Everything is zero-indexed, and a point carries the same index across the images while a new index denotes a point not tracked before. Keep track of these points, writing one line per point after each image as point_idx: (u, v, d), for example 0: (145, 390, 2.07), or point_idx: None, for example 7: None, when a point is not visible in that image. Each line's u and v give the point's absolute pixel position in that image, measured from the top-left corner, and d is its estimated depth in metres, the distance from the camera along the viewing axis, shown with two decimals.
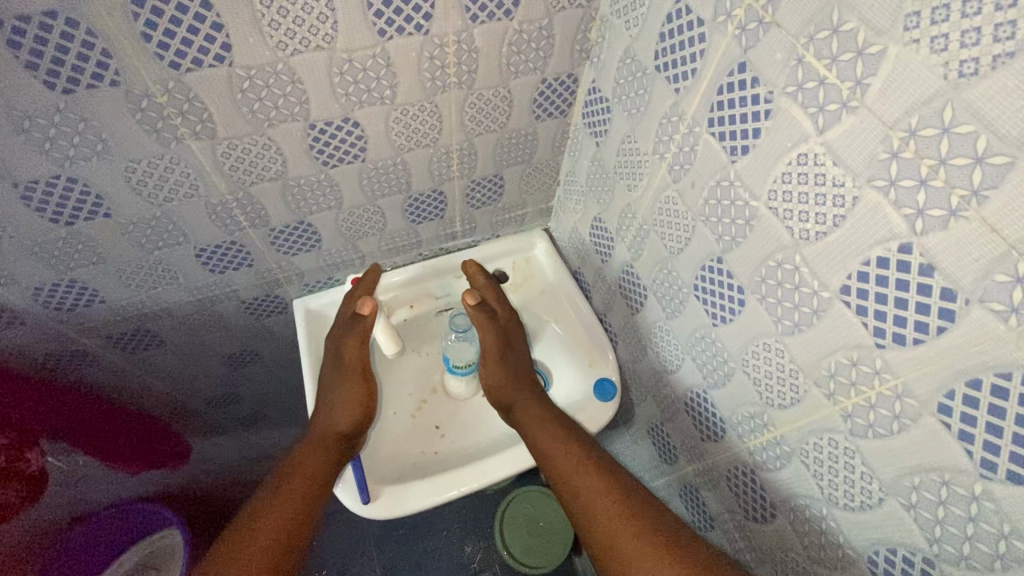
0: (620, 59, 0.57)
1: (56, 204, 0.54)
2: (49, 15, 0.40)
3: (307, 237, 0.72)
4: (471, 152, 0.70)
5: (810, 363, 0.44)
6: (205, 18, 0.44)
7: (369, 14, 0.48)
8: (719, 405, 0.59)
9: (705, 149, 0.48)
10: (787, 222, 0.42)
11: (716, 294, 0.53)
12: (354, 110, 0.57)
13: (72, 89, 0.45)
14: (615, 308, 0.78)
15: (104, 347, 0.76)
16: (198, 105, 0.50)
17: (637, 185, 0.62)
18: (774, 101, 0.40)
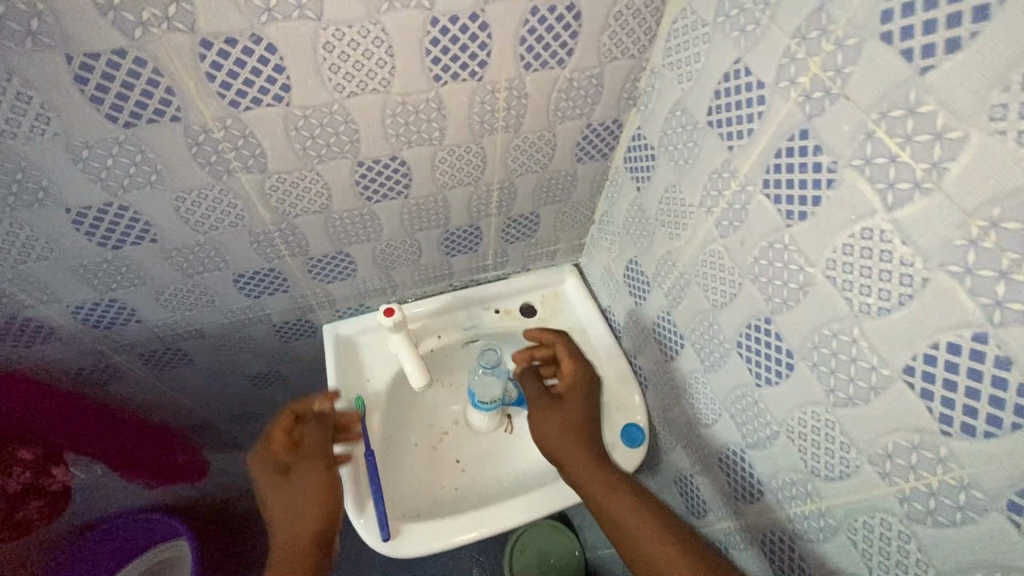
0: (669, 110, 0.57)
1: (106, 230, 0.55)
2: (118, 54, 0.40)
3: (343, 266, 0.72)
4: (511, 191, 0.70)
5: (864, 439, 0.42)
6: (269, 61, 0.44)
7: (427, 60, 0.49)
8: (756, 466, 0.57)
9: (757, 209, 0.48)
10: (846, 293, 0.41)
11: (762, 355, 0.52)
12: (402, 149, 0.57)
13: (132, 122, 0.45)
14: (647, 353, 0.77)
15: (135, 363, 0.76)
16: (252, 141, 0.50)
17: (679, 235, 0.61)
18: (837, 172, 0.39)
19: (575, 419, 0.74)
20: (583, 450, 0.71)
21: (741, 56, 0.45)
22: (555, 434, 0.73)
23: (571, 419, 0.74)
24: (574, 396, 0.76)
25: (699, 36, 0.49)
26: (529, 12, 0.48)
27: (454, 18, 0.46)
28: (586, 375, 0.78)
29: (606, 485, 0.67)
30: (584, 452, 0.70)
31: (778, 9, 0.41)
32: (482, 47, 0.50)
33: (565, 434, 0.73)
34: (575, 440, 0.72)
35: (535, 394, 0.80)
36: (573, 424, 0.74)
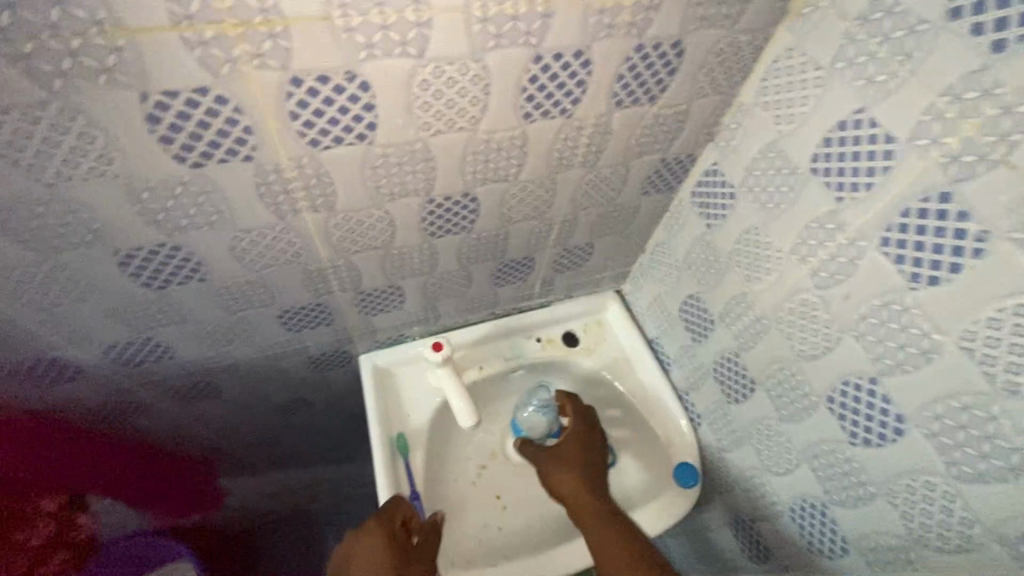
0: (759, 151, 0.54)
1: (153, 271, 0.50)
2: (200, 92, 0.36)
3: (392, 299, 0.68)
4: (573, 224, 0.67)
5: (995, 519, 0.40)
6: (359, 99, 0.40)
7: (521, 97, 0.45)
8: (840, 524, 0.55)
9: (871, 266, 0.45)
10: (986, 369, 0.38)
11: (860, 415, 0.50)
12: (476, 185, 0.53)
13: (201, 162, 0.41)
14: (704, 391, 0.74)
15: (161, 399, 0.71)
16: (325, 180, 0.46)
17: (758, 279, 0.58)
18: (988, 242, 0.36)
19: (572, 459, 0.72)
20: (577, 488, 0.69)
21: (866, 106, 0.42)
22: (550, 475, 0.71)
23: (569, 462, 0.72)
24: (575, 445, 0.73)
25: (810, 80, 0.46)
26: (634, 49, 0.45)
27: (557, 55, 0.43)
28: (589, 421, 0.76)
29: (596, 519, 0.65)
30: (577, 490, 0.69)
31: (922, 62, 0.38)
32: (580, 84, 0.46)
33: (559, 473, 0.71)
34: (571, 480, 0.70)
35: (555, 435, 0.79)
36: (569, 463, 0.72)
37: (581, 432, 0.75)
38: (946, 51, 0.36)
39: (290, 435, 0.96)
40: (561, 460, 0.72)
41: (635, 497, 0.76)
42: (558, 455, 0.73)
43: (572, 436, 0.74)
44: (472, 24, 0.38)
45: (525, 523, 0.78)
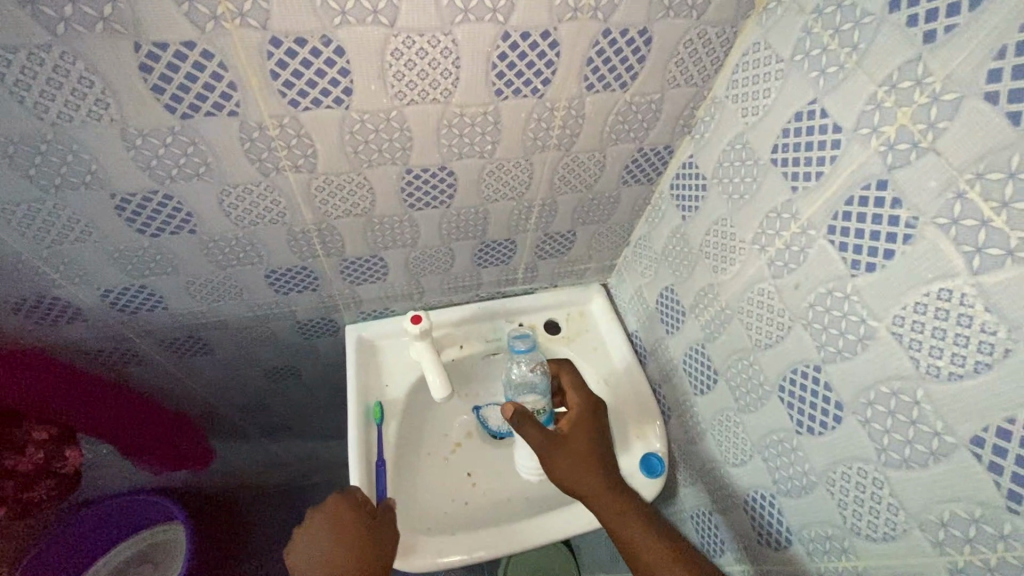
0: (728, 143, 0.55)
1: (146, 217, 0.54)
2: (188, 45, 0.40)
3: (375, 269, 0.71)
4: (552, 209, 0.69)
5: (917, 504, 0.41)
6: (336, 63, 0.43)
7: (491, 74, 0.48)
8: (787, 515, 0.56)
9: (818, 254, 0.46)
10: (912, 352, 0.39)
11: (807, 403, 0.50)
12: (452, 160, 0.56)
13: (190, 114, 0.45)
14: (674, 383, 0.75)
15: (155, 349, 0.75)
16: (306, 141, 0.49)
17: (724, 270, 0.59)
18: (917, 227, 0.38)
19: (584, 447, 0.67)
20: (597, 478, 0.65)
21: (818, 97, 0.44)
22: (563, 467, 0.65)
23: (581, 451, 0.66)
24: (584, 430, 0.69)
25: (772, 73, 0.48)
26: (601, 34, 0.47)
27: (525, 34, 0.45)
28: (590, 402, 0.72)
29: (623, 512, 0.63)
30: (597, 482, 0.64)
31: (866, 53, 0.40)
32: (549, 65, 0.49)
33: (574, 466, 0.65)
34: (588, 470, 0.65)
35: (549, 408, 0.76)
36: (582, 453, 0.66)
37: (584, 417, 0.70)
38: (886, 43, 0.38)
39: (279, 402, 1.00)
40: (572, 449, 0.66)
41: None
42: (570, 445, 0.67)
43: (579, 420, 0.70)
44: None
45: (490, 500, 0.79)
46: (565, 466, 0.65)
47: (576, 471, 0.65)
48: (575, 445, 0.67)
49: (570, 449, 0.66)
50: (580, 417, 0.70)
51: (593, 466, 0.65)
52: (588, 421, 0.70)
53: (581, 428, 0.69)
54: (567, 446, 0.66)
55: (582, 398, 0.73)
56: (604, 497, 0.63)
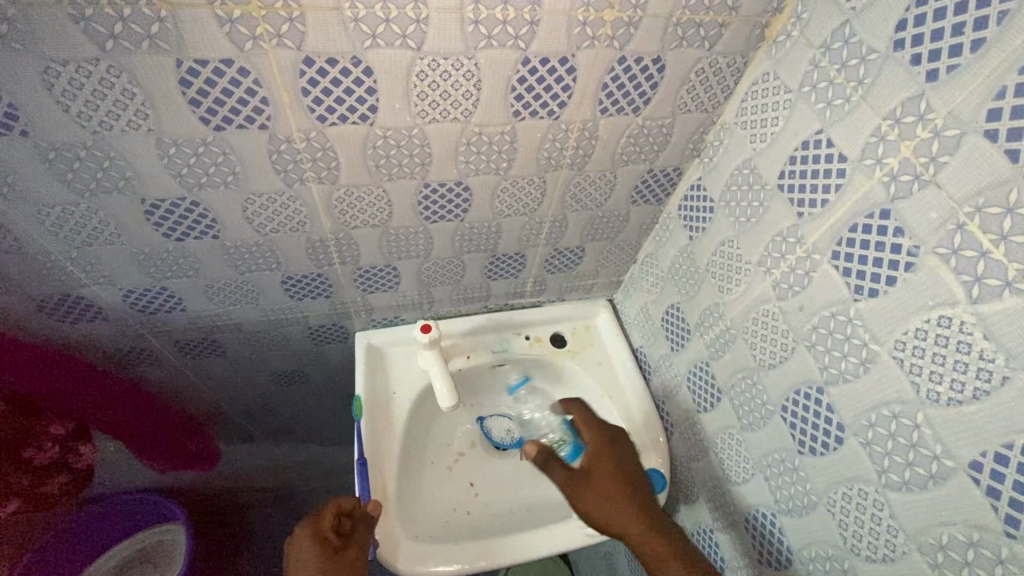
0: (736, 167, 0.57)
1: (173, 222, 0.56)
2: (226, 62, 0.42)
3: (388, 279, 0.73)
4: (563, 225, 0.71)
5: (916, 527, 0.42)
6: (363, 82, 0.45)
7: (510, 97, 0.50)
8: (787, 534, 0.56)
9: (822, 279, 0.48)
10: (913, 378, 0.41)
11: (809, 424, 0.51)
12: (468, 175, 0.58)
13: (223, 126, 0.47)
14: (678, 400, 0.76)
15: (169, 349, 0.77)
16: (330, 154, 0.51)
17: (729, 290, 0.60)
18: (919, 256, 0.39)
19: (607, 481, 0.62)
20: (626, 516, 0.60)
21: (825, 128, 0.46)
22: (593, 506, 0.60)
23: (607, 489, 0.61)
24: (603, 465, 0.63)
25: (780, 102, 0.50)
26: (616, 61, 0.49)
27: (544, 60, 0.47)
28: (602, 430, 0.67)
29: (660, 548, 0.58)
30: (626, 518, 0.59)
31: (871, 88, 0.41)
32: (565, 89, 0.51)
33: (603, 503, 0.60)
34: (614, 508, 0.60)
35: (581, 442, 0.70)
36: (607, 489, 0.61)
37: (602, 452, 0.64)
38: (890, 79, 0.40)
39: (285, 406, 1.01)
40: (597, 487, 0.61)
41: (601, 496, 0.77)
42: (593, 481, 0.61)
43: (598, 451, 0.64)
44: (466, 25, 0.43)
45: (491, 510, 0.80)
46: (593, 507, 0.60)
47: (605, 509, 0.60)
48: (599, 480, 0.62)
49: (594, 487, 0.61)
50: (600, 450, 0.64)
51: (622, 501, 0.60)
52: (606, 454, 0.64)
53: (602, 461, 0.63)
54: (591, 484, 0.61)
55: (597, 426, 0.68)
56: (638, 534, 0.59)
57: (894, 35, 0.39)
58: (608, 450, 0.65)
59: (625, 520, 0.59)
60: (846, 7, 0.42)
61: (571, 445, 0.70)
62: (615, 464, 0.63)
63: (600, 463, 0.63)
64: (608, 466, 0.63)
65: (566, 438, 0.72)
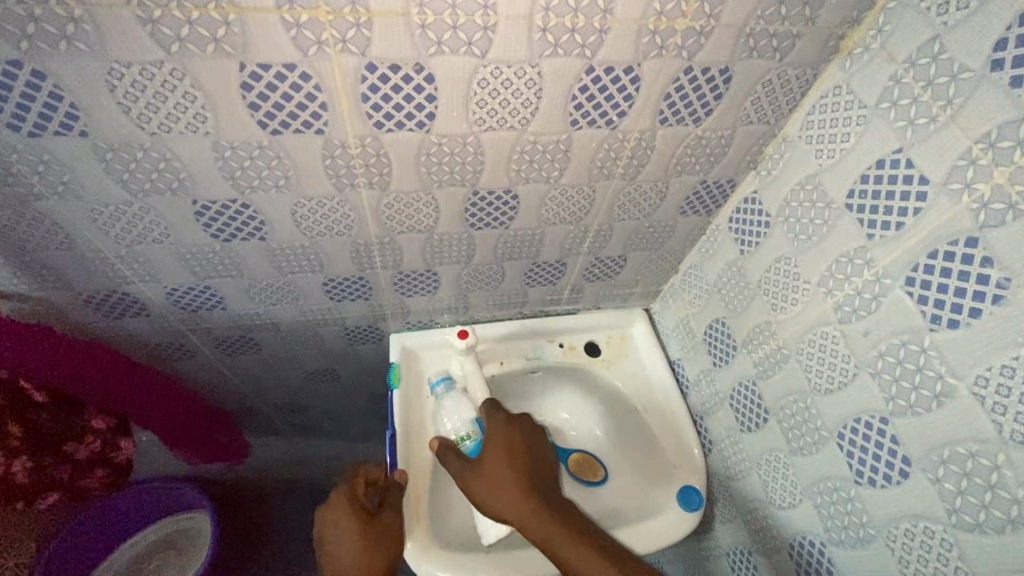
0: (798, 182, 0.55)
1: (222, 223, 0.55)
2: (288, 67, 0.41)
3: (428, 283, 0.72)
4: (608, 234, 0.69)
5: (989, 571, 0.40)
6: (424, 89, 0.44)
7: (570, 105, 0.48)
8: (838, 565, 0.54)
9: (893, 305, 0.46)
10: (995, 417, 0.39)
11: (870, 454, 0.49)
12: (518, 184, 0.57)
13: (279, 130, 0.46)
14: (718, 416, 0.74)
15: (208, 345, 0.77)
16: (383, 160, 0.51)
17: (783, 309, 0.58)
18: (1010, 289, 0.37)
19: (503, 468, 0.64)
20: (522, 502, 0.61)
21: (904, 147, 0.44)
22: (485, 492, 0.63)
23: (501, 477, 0.63)
24: (501, 454, 0.65)
25: (853, 117, 0.48)
26: (682, 71, 0.47)
27: (609, 69, 0.46)
28: (509, 418, 0.69)
29: (550, 530, 0.58)
30: (520, 503, 0.61)
31: (962, 109, 0.39)
32: (627, 98, 0.49)
33: (494, 488, 0.63)
34: (506, 495, 0.62)
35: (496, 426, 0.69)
36: (499, 475, 0.63)
37: (502, 443, 0.66)
38: (985, 100, 0.38)
39: (315, 403, 1.01)
40: (488, 476, 0.63)
41: (636, 513, 0.74)
42: (487, 468, 0.64)
43: (498, 441, 0.66)
44: (534, 32, 0.42)
45: None
46: (487, 495, 0.63)
47: (492, 494, 0.62)
48: (494, 469, 0.64)
49: (484, 473, 0.64)
50: (500, 440, 0.66)
51: (511, 484, 0.62)
52: (505, 445, 0.66)
53: (499, 448, 0.65)
54: (483, 471, 0.64)
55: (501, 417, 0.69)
56: (529, 517, 0.60)
57: (992, 53, 0.37)
58: (509, 438, 0.67)
59: (515, 503, 0.61)
60: (937, 21, 0.40)
61: (476, 441, 0.69)
62: (515, 452, 0.65)
63: (500, 454, 0.65)
64: (503, 453, 0.65)
65: (472, 433, 0.70)
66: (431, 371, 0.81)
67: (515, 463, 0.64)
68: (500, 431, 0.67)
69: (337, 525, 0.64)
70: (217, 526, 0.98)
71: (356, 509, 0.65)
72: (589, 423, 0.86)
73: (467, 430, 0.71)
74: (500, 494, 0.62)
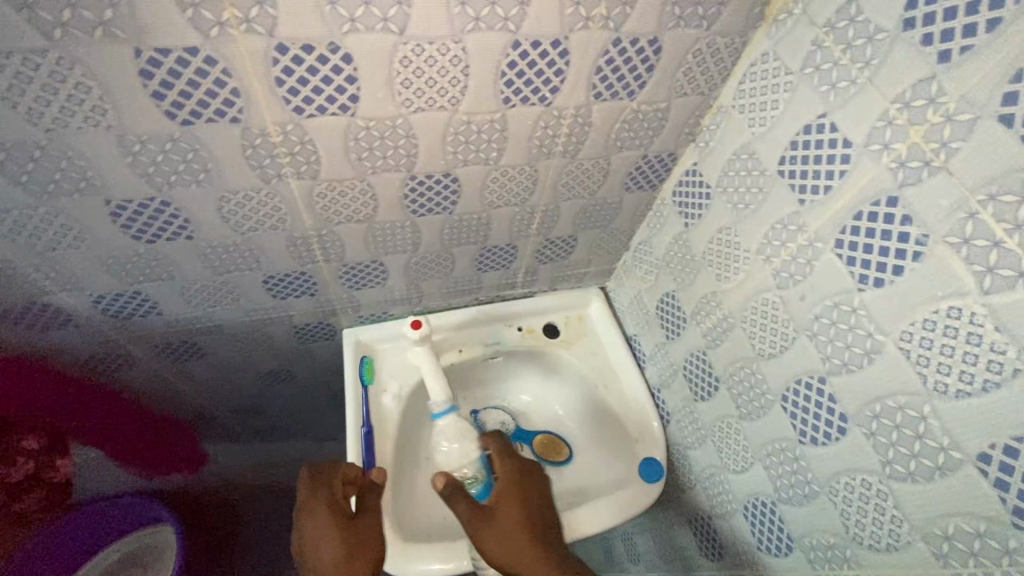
0: (734, 153, 0.55)
1: (143, 223, 0.52)
2: (190, 52, 0.39)
3: (374, 275, 0.70)
4: (555, 213, 0.68)
5: (922, 517, 0.42)
6: (342, 70, 0.42)
7: (500, 82, 0.47)
8: (788, 522, 0.56)
9: (824, 267, 0.46)
10: (920, 368, 0.40)
11: (811, 414, 0.51)
12: (456, 167, 0.55)
13: (190, 120, 0.44)
14: (673, 387, 0.75)
15: (148, 353, 0.73)
16: (309, 148, 0.48)
17: (727, 278, 0.59)
18: (927, 245, 0.38)
19: (515, 517, 0.58)
20: (534, 557, 0.55)
21: (828, 112, 0.44)
22: (492, 541, 0.56)
23: (512, 526, 0.57)
24: (510, 494, 0.61)
25: (780, 84, 0.48)
26: (611, 43, 0.47)
27: (535, 43, 0.45)
28: (523, 465, 0.64)
29: None
30: (533, 561, 0.54)
31: (878, 70, 0.40)
32: (558, 73, 0.48)
33: (503, 539, 0.56)
34: (517, 549, 0.55)
35: (507, 467, 0.64)
36: (512, 525, 0.57)
37: (516, 488, 0.61)
38: (899, 59, 0.38)
39: (273, 405, 0.98)
40: (498, 524, 0.57)
41: (599, 489, 0.76)
42: (497, 515, 0.58)
43: (511, 485, 0.61)
44: (452, 5, 0.40)
45: None
46: (496, 547, 0.56)
47: (499, 545, 0.56)
48: (505, 518, 0.58)
49: (496, 520, 0.57)
50: (509, 480, 0.62)
51: (523, 537, 0.56)
52: (519, 494, 0.61)
53: (513, 494, 0.60)
54: (492, 517, 0.58)
55: (513, 462, 0.65)
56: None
57: (903, 13, 0.37)
58: (523, 485, 0.62)
59: (519, 552, 0.55)
60: None
61: (483, 485, 0.66)
62: (528, 502, 0.60)
63: (514, 498, 0.60)
64: (517, 499, 0.60)
65: (480, 475, 0.66)
66: (386, 362, 0.79)
67: (528, 513, 0.59)
68: (511, 470, 0.63)
69: (315, 523, 0.59)
70: (181, 538, 0.94)
71: (335, 507, 0.60)
72: (550, 404, 0.87)
73: (475, 471, 0.66)
74: (517, 548, 0.55)
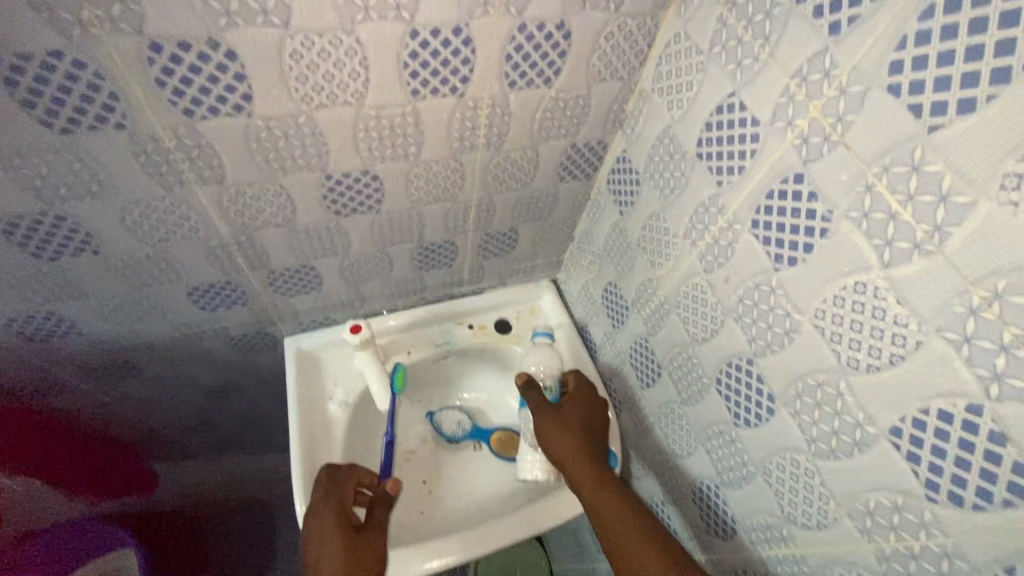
0: (656, 137, 0.55)
1: (41, 240, 0.49)
2: (54, 55, 0.36)
3: (307, 280, 0.68)
4: (489, 208, 0.67)
5: (847, 493, 0.42)
6: (228, 68, 0.40)
7: (404, 73, 0.45)
8: (732, 504, 0.56)
9: (744, 248, 0.46)
10: (834, 345, 0.40)
11: (742, 396, 0.50)
12: (374, 164, 0.53)
13: (71, 129, 0.41)
14: (622, 376, 0.75)
15: (77, 375, 0.70)
16: (208, 152, 0.46)
17: (660, 264, 0.59)
18: (832, 222, 0.37)
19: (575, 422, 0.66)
20: (585, 459, 0.62)
21: (736, 91, 0.44)
22: (552, 429, 0.65)
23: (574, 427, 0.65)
24: (578, 407, 0.68)
25: (692, 65, 0.48)
26: (516, 29, 0.45)
27: (435, 31, 0.43)
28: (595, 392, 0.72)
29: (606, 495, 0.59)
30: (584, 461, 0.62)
31: (777, 46, 0.39)
32: (465, 62, 0.47)
33: (561, 435, 0.64)
34: (574, 446, 0.63)
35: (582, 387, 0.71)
36: (573, 426, 0.65)
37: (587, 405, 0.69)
38: (794, 34, 0.38)
39: (225, 420, 0.95)
40: (562, 423, 0.65)
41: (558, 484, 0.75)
42: (562, 415, 0.66)
43: (579, 401, 0.69)
44: None
45: (450, 509, 0.76)
46: (556, 436, 0.64)
47: (558, 437, 0.64)
48: (569, 420, 0.66)
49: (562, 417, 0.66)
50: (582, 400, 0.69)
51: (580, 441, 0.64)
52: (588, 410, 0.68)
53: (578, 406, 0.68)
54: (557, 414, 0.66)
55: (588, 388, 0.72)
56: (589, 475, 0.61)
57: None
58: (589, 406, 0.69)
59: (574, 449, 0.63)
60: None
61: (557, 394, 0.71)
62: (590, 418, 0.68)
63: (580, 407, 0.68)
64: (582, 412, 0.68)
65: (554, 386, 0.71)
66: (332, 369, 0.77)
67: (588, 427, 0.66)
68: (590, 400, 0.70)
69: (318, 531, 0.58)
70: None
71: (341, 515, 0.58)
72: (506, 399, 0.86)
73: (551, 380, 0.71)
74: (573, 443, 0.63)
